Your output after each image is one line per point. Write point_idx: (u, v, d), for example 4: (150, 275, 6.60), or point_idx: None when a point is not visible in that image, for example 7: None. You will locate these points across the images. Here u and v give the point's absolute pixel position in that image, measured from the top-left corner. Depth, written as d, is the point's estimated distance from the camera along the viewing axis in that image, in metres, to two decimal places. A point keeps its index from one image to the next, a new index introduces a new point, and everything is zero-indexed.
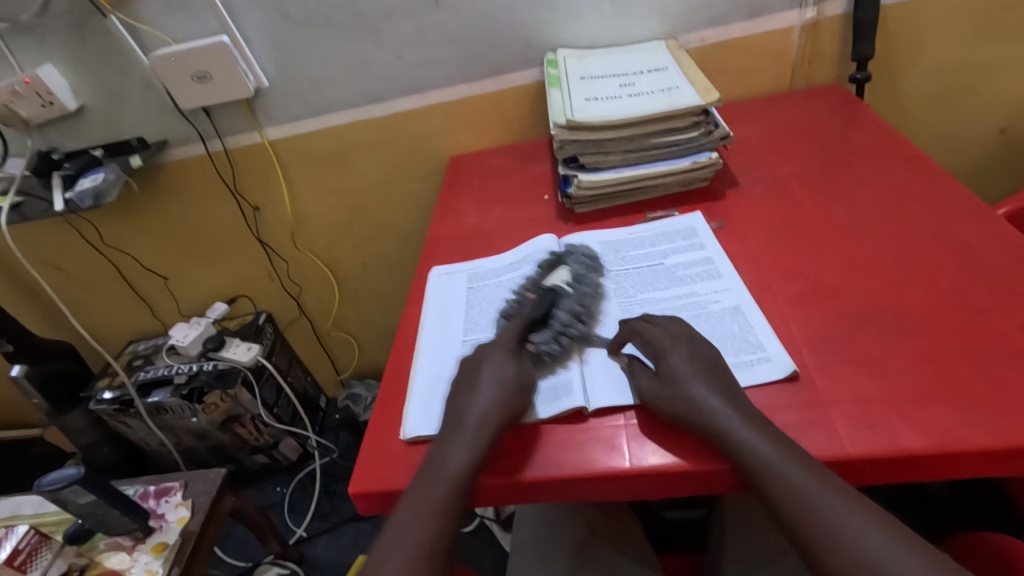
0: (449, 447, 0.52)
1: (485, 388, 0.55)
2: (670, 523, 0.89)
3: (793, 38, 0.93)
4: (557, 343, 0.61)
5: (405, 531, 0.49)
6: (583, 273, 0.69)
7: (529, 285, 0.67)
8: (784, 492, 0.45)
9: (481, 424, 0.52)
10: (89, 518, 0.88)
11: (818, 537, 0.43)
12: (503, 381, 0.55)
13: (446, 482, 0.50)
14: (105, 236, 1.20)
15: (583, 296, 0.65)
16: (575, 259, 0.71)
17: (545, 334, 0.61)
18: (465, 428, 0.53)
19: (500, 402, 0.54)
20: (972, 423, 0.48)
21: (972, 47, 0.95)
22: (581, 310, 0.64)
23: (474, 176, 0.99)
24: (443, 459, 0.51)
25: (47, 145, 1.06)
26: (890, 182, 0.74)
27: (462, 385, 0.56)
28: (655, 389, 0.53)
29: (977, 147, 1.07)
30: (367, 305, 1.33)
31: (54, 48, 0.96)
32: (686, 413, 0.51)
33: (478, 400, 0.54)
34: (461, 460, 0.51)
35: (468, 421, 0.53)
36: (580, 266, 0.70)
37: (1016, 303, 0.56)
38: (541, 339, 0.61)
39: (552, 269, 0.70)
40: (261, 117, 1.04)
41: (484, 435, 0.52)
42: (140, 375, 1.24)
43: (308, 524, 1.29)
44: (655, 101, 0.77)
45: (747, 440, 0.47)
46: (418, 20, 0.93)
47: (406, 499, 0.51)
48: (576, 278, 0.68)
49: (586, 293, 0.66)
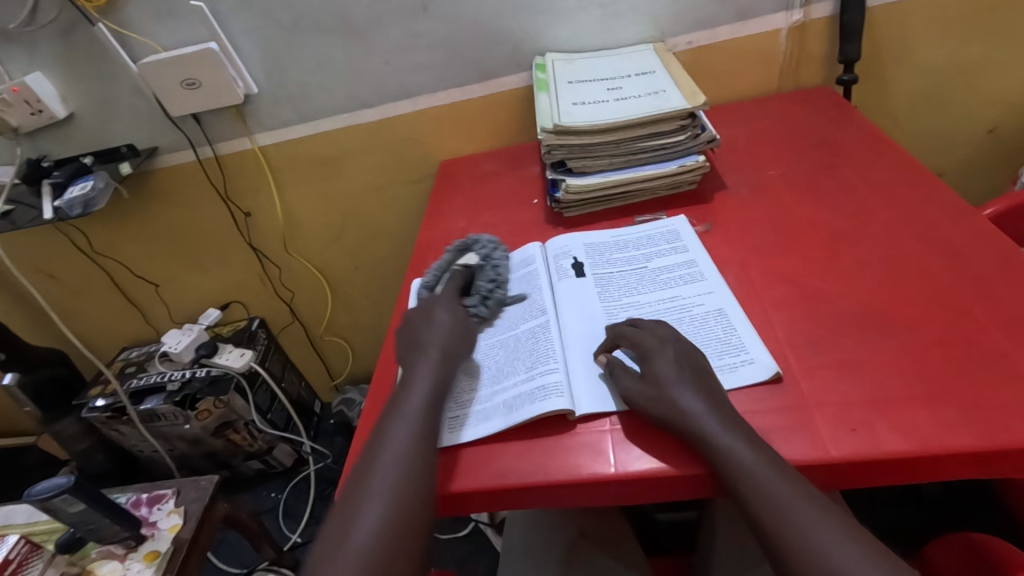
0: (411, 381, 0.57)
1: (433, 334, 0.60)
2: (662, 526, 0.89)
3: (780, 41, 0.94)
4: (484, 305, 0.68)
5: (386, 461, 0.51)
6: (489, 250, 0.74)
7: (439, 269, 0.72)
8: (758, 499, 0.45)
9: (438, 358, 0.58)
10: (81, 527, 0.88)
11: (788, 542, 0.43)
12: (450, 321, 0.62)
13: (415, 406, 0.55)
14: (95, 243, 1.20)
15: (495, 267, 0.72)
16: (480, 244, 0.75)
17: (475, 298, 0.68)
18: (426, 361, 0.58)
19: (449, 342, 0.60)
20: (956, 425, 0.48)
21: (959, 48, 0.96)
22: (498, 279, 0.71)
23: (464, 180, 0.99)
24: (408, 395, 0.56)
25: (37, 153, 1.06)
26: (877, 184, 0.74)
27: (412, 332, 0.62)
28: (639, 390, 0.53)
29: (966, 147, 1.07)
30: (360, 309, 1.33)
31: (43, 56, 0.96)
32: (670, 417, 0.51)
33: (432, 341, 0.60)
34: (424, 389, 0.56)
35: (420, 359, 0.58)
36: (486, 248, 0.75)
37: (999, 304, 0.56)
38: (472, 302, 0.68)
39: (461, 254, 0.74)
40: (251, 123, 1.04)
41: (446, 363, 0.58)
42: (133, 382, 1.24)
43: (303, 529, 1.29)
44: (641, 105, 0.77)
45: (727, 445, 0.47)
46: (407, 25, 0.93)
47: (381, 439, 0.53)
48: (487, 255, 0.73)
49: (495, 266, 0.72)
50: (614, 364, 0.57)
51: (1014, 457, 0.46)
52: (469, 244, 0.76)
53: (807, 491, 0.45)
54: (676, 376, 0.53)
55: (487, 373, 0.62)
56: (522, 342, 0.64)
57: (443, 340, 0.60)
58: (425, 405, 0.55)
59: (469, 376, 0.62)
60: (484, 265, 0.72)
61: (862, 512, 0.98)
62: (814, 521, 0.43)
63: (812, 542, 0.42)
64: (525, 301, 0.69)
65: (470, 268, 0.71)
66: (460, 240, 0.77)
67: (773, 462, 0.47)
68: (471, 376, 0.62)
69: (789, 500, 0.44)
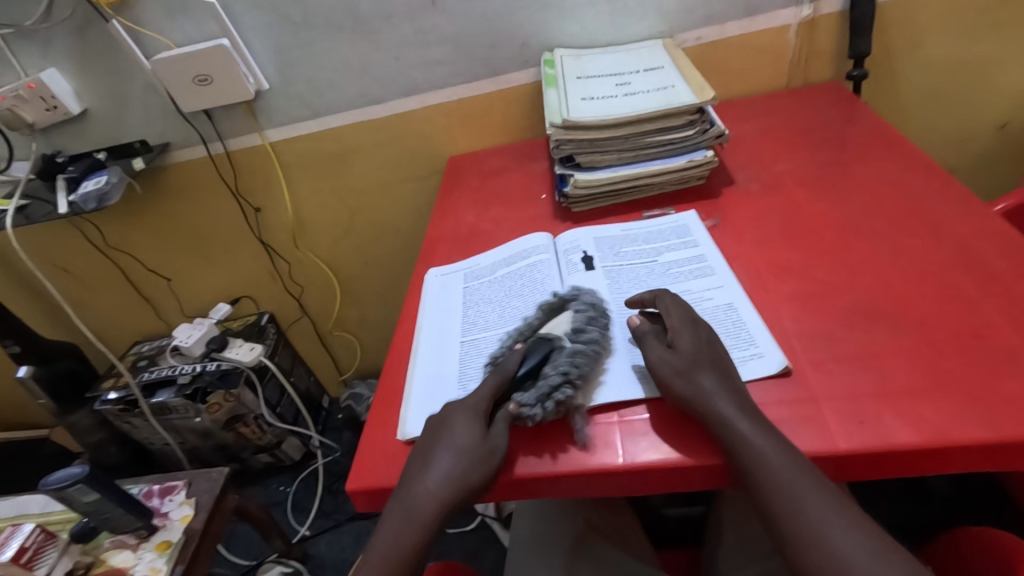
0: (402, 523, 0.49)
1: (448, 450, 0.52)
2: (668, 521, 0.90)
3: (790, 36, 0.94)
4: (543, 407, 0.54)
5: (377, 555, 0.49)
6: (584, 332, 0.59)
7: (525, 331, 0.61)
8: (770, 489, 0.45)
9: (447, 478, 0.50)
10: (94, 517, 0.90)
11: (801, 534, 0.44)
12: (452, 443, 0.52)
13: (417, 522, 0.49)
14: (108, 238, 1.21)
15: (582, 353, 0.57)
16: (579, 301, 0.63)
17: (531, 395, 0.54)
18: (435, 481, 0.50)
19: (456, 477, 0.50)
20: (964, 418, 0.48)
21: (969, 43, 0.95)
22: (573, 371, 0.55)
23: (472, 175, 0.99)
24: (388, 522, 0.50)
25: (52, 148, 1.08)
26: (886, 180, 0.74)
27: (420, 450, 0.53)
28: (661, 360, 0.54)
29: (975, 143, 1.07)
30: (368, 304, 1.34)
31: (57, 52, 0.97)
32: (692, 403, 0.51)
33: (443, 455, 0.51)
34: (431, 493, 0.50)
35: (433, 472, 0.51)
36: (588, 314, 0.61)
37: (1009, 299, 0.56)
38: (525, 400, 0.54)
39: (554, 313, 0.63)
40: (262, 119, 1.05)
41: (452, 495, 0.50)
42: (145, 376, 1.25)
43: (311, 522, 1.30)
44: (650, 100, 0.77)
45: (740, 435, 0.48)
46: (416, 22, 0.94)
47: (378, 538, 0.50)
48: (580, 330, 0.59)
49: (590, 349, 0.57)
50: (643, 329, 0.58)
51: (1023, 450, 0.46)
52: (567, 300, 0.63)
53: (816, 481, 0.45)
54: (695, 353, 0.53)
55: None
56: None
57: (439, 476, 0.50)
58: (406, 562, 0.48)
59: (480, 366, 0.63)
60: (572, 349, 0.57)
61: (868, 508, 0.98)
62: (828, 514, 0.44)
63: (824, 535, 0.43)
64: (535, 293, 0.69)
65: (549, 346, 0.58)
66: (584, 292, 0.64)
67: (786, 453, 0.47)
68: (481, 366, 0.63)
69: (798, 490, 0.45)
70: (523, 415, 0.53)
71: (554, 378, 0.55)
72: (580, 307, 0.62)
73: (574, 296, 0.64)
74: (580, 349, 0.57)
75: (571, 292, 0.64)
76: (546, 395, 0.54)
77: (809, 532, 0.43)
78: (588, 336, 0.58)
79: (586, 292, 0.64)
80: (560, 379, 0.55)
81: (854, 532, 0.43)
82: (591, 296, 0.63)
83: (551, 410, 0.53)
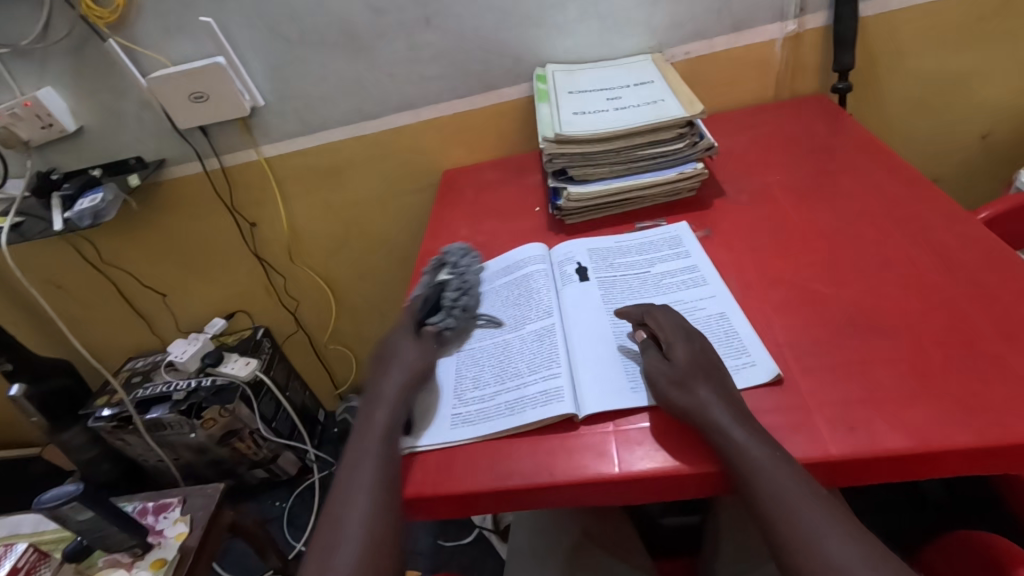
0: (371, 415, 0.57)
1: (394, 369, 0.61)
2: (665, 529, 0.90)
3: (776, 50, 0.96)
4: (452, 319, 0.69)
5: (351, 474, 0.54)
6: (463, 269, 0.75)
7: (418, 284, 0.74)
8: (765, 493, 0.46)
9: (396, 393, 0.59)
10: (89, 535, 0.89)
11: (797, 541, 0.44)
12: (407, 349, 0.63)
13: (375, 440, 0.55)
14: (103, 254, 1.21)
15: (465, 278, 0.73)
16: (452, 252, 0.78)
17: (440, 315, 0.69)
18: (384, 394, 0.59)
19: (404, 386, 0.60)
20: (952, 423, 0.49)
21: (950, 56, 0.98)
22: (468, 288, 0.72)
23: (467, 189, 1.00)
24: (375, 417, 0.57)
25: (47, 166, 1.08)
26: (872, 189, 0.76)
27: (382, 369, 0.62)
28: (658, 370, 0.55)
29: (959, 152, 1.09)
30: (364, 317, 1.34)
31: (54, 71, 0.98)
32: (689, 414, 0.52)
33: (393, 372, 0.61)
34: (381, 418, 0.57)
35: (378, 396, 0.59)
36: (457, 259, 0.76)
37: (993, 306, 0.57)
38: (439, 319, 0.68)
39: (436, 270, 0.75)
40: (257, 135, 1.06)
41: (403, 399, 0.59)
42: (139, 392, 1.25)
43: (307, 538, 1.29)
44: (641, 114, 0.79)
45: (735, 443, 0.49)
46: (410, 39, 0.95)
47: (344, 465, 0.55)
48: (457, 272, 0.74)
49: (464, 275, 0.74)
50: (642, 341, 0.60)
51: (1010, 453, 0.47)
52: (442, 258, 0.77)
53: (805, 484, 0.46)
54: (688, 363, 0.55)
55: (493, 374, 0.63)
56: (527, 345, 0.65)
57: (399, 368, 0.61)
58: (382, 437, 0.55)
59: (475, 376, 0.64)
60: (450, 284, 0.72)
61: (864, 514, 0.98)
62: (823, 520, 0.44)
63: (820, 543, 0.43)
64: (530, 303, 0.70)
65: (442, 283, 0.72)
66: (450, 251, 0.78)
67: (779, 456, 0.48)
68: (477, 377, 0.64)
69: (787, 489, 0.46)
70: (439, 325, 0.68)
71: (454, 293, 0.70)
72: (457, 255, 0.77)
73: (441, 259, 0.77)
74: (462, 277, 0.73)
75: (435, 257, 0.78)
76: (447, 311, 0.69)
77: (804, 539, 0.44)
78: (459, 269, 0.75)
79: (453, 245, 0.80)
80: (459, 293, 0.71)
81: (844, 539, 0.43)
82: (462, 247, 0.79)
83: (458, 318, 0.69)
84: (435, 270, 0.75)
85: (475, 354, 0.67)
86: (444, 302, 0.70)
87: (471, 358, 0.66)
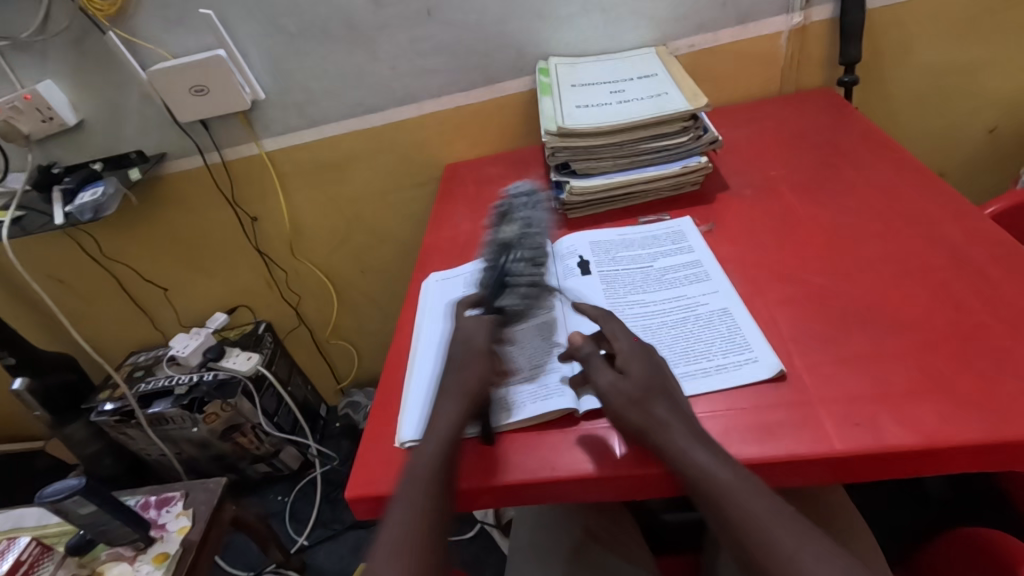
0: (440, 409, 0.55)
1: (455, 364, 0.58)
2: (667, 525, 0.90)
3: (782, 43, 0.95)
4: (518, 298, 0.64)
5: (418, 470, 0.52)
6: (527, 218, 0.70)
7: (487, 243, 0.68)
8: (723, 499, 0.47)
9: (464, 388, 0.56)
10: (91, 529, 0.89)
11: (770, 562, 0.44)
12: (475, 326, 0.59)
13: (441, 437, 0.53)
14: (104, 248, 1.21)
15: (529, 235, 0.68)
16: (517, 198, 0.72)
17: (508, 294, 0.64)
18: (452, 388, 0.56)
19: (470, 382, 0.56)
20: (958, 419, 0.48)
21: (958, 49, 0.97)
22: (534, 255, 0.67)
23: (468, 183, 1.00)
24: (446, 400, 0.55)
25: (47, 160, 1.08)
26: (878, 183, 0.75)
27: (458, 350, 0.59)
28: (612, 383, 0.54)
29: (966, 146, 1.08)
30: (366, 312, 1.34)
31: (54, 64, 0.97)
32: (648, 433, 0.51)
33: (455, 367, 0.57)
34: (450, 413, 0.54)
35: (446, 388, 0.56)
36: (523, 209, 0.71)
37: (1001, 301, 0.56)
38: (509, 299, 0.63)
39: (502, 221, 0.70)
40: (258, 128, 1.05)
41: (476, 394, 0.56)
42: (141, 386, 1.25)
43: (309, 532, 1.30)
44: (644, 107, 0.78)
45: (688, 448, 0.49)
46: (412, 31, 0.95)
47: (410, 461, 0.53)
48: (522, 226, 0.68)
49: (530, 232, 0.68)
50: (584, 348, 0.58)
51: (1017, 449, 0.46)
52: (508, 205, 0.71)
53: None
54: (641, 373, 0.55)
55: (494, 368, 0.63)
56: (528, 340, 0.65)
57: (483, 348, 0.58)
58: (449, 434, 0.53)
59: None
60: (518, 239, 0.67)
61: (868, 511, 0.98)
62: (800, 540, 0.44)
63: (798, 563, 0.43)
64: None
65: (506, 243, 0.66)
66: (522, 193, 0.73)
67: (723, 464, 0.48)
68: None
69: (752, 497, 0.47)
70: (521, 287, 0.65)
71: (518, 264, 0.65)
72: (522, 203, 0.72)
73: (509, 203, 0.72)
74: (526, 236, 0.67)
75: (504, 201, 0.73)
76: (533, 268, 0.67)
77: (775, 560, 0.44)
78: (521, 221, 0.69)
79: (518, 187, 0.75)
80: (521, 261, 0.65)
81: (810, 543, 0.44)
82: (526, 188, 0.74)
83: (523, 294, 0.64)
84: (500, 222, 0.70)
85: None
86: (507, 278, 0.64)
87: None
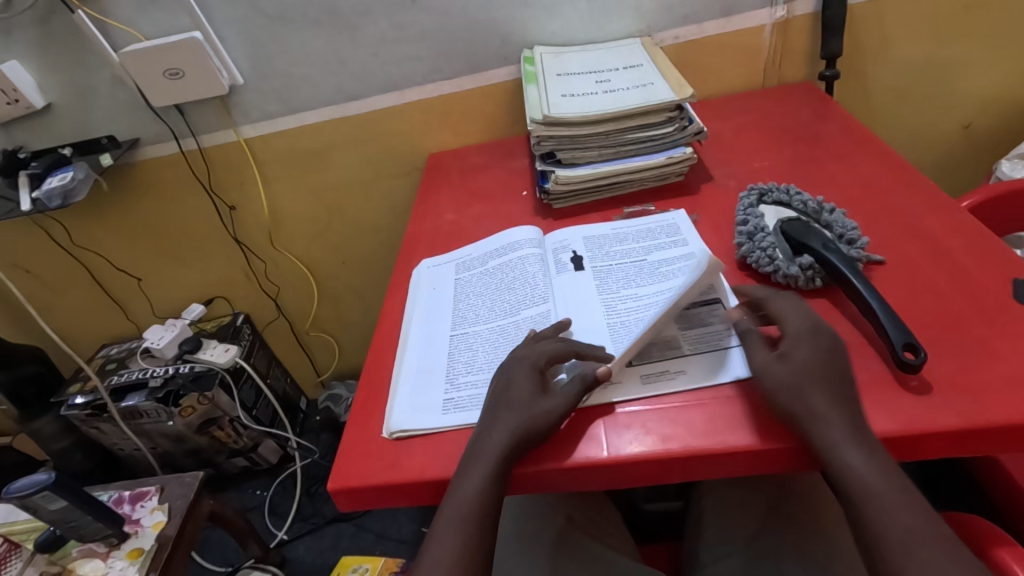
0: (494, 424, 0.52)
1: (513, 393, 0.54)
2: (650, 514, 0.91)
3: (765, 36, 0.95)
4: (849, 240, 0.63)
5: (461, 491, 0.50)
6: (789, 193, 0.70)
7: (776, 221, 0.67)
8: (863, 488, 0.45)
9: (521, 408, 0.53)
10: (61, 525, 0.86)
11: None
12: (529, 359, 0.56)
13: (490, 459, 0.50)
14: (74, 236, 1.17)
15: (802, 203, 0.69)
16: (765, 196, 0.71)
17: (846, 240, 0.63)
18: (512, 408, 0.53)
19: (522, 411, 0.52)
20: (936, 406, 0.48)
21: (936, 44, 0.98)
22: (832, 219, 0.66)
23: (452, 172, 0.99)
24: (501, 418, 0.53)
25: (14, 143, 1.04)
26: (860, 176, 0.75)
27: (503, 372, 0.57)
28: (767, 363, 0.52)
29: (941, 142, 1.10)
30: (346, 304, 1.32)
31: (20, 44, 0.94)
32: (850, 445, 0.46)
33: (508, 404, 0.53)
34: (505, 431, 0.52)
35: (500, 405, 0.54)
36: (772, 197, 0.71)
37: (980, 290, 0.57)
38: (851, 237, 0.63)
39: (763, 203, 0.71)
40: (236, 115, 1.03)
41: (535, 420, 0.52)
42: (113, 379, 1.22)
43: (289, 526, 1.28)
44: (630, 97, 0.77)
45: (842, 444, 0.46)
46: (394, 17, 0.93)
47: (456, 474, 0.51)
48: (789, 197, 0.70)
49: (804, 204, 0.69)
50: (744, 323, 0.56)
51: (994, 436, 0.47)
52: (763, 192, 0.72)
53: None
54: (813, 347, 0.51)
55: (486, 360, 0.62)
56: (522, 332, 0.64)
57: (528, 375, 0.55)
58: (499, 458, 0.50)
59: (468, 362, 0.63)
60: (814, 211, 0.68)
61: None
62: None
63: None
64: (524, 289, 0.69)
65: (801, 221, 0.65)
66: (749, 190, 0.73)
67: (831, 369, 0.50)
68: (469, 362, 0.63)
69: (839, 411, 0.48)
70: (853, 242, 0.63)
71: (840, 222, 0.65)
72: (775, 191, 0.71)
73: (763, 191, 0.72)
74: (813, 208, 0.68)
75: (758, 188, 0.72)
76: (857, 236, 0.63)
77: None
78: (799, 198, 0.69)
79: (764, 183, 0.73)
80: (835, 220, 0.65)
81: None
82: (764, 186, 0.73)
83: (859, 241, 0.63)
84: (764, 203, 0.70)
85: (468, 339, 0.66)
86: (840, 234, 0.64)
87: (464, 343, 0.65)
